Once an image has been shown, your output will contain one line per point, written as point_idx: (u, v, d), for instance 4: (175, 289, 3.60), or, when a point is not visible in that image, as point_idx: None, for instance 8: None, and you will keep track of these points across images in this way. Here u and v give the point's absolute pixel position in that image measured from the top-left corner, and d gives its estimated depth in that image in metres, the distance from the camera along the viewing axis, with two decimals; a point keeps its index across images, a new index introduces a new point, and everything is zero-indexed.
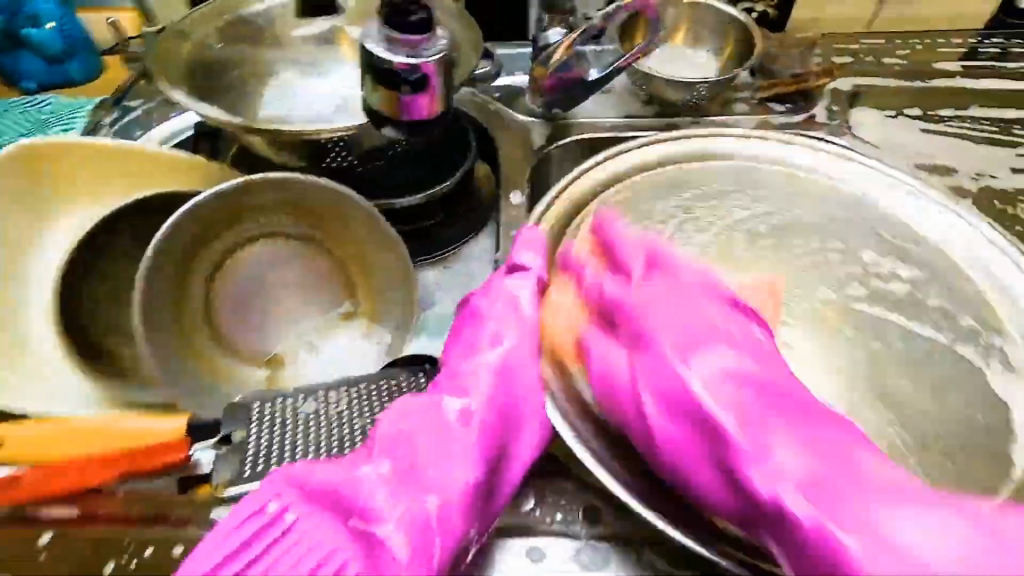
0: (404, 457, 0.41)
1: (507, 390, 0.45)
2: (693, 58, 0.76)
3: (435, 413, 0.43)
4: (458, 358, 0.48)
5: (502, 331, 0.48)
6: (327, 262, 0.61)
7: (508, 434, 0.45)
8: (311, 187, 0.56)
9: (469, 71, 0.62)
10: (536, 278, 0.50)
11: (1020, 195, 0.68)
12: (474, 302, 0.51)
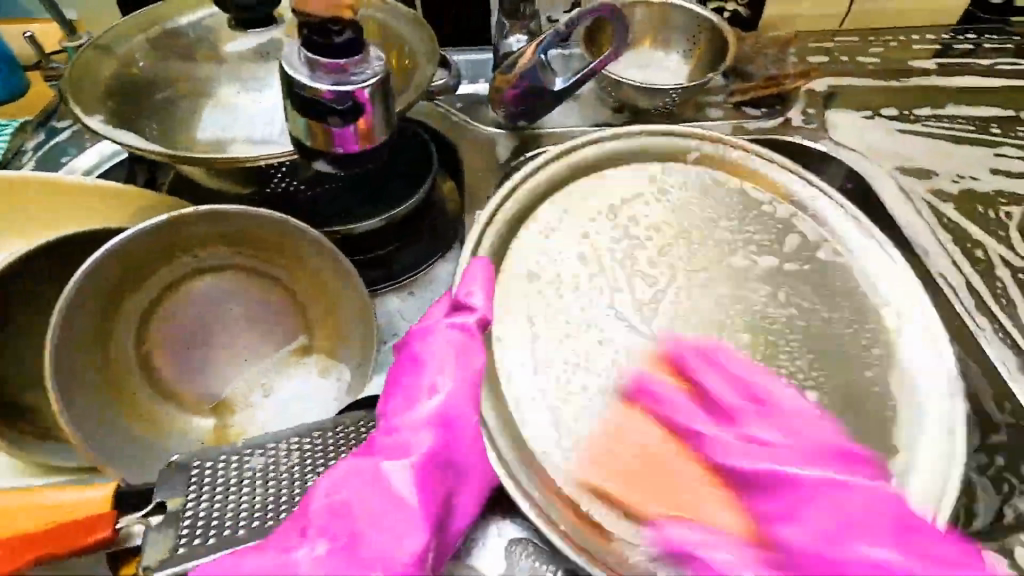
0: (343, 528, 0.39)
1: (449, 444, 0.44)
2: (663, 62, 0.73)
3: (373, 476, 0.41)
4: (400, 410, 0.46)
5: (443, 378, 0.45)
6: (279, 295, 0.56)
7: (452, 490, 0.43)
8: (255, 219, 0.51)
9: (426, 83, 0.57)
10: (480, 319, 0.47)
11: (1000, 196, 0.66)
12: (412, 345, 0.49)
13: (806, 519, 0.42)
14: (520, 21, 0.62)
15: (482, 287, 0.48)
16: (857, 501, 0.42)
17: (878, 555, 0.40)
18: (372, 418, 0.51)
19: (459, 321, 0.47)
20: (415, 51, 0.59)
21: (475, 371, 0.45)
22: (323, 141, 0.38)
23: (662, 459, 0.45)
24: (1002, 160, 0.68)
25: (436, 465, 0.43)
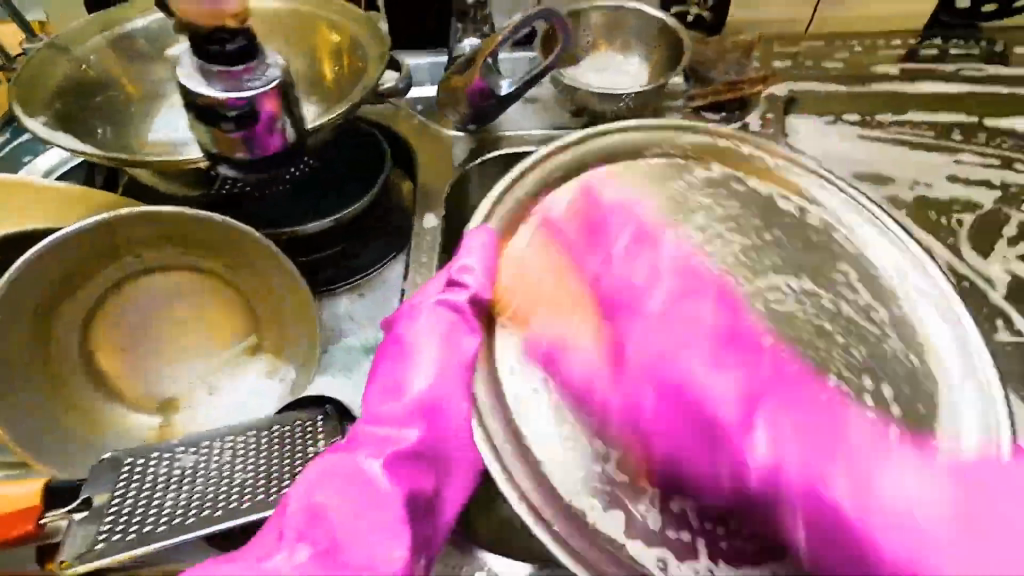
0: (320, 532, 0.37)
1: (433, 437, 0.43)
2: (624, 66, 0.73)
3: (354, 472, 0.40)
4: (381, 401, 0.45)
5: (428, 365, 0.45)
6: (226, 296, 0.57)
7: (437, 479, 0.43)
8: (196, 223, 0.52)
9: (374, 84, 0.57)
10: (474, 296, 0.48)
11: (955, 203, 0.65)
12: (398, 330, 0.47)
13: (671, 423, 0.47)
14: (473, 24, 0.63)
15: (489, 262, 0.49)
16: (828, 433, 0.46)
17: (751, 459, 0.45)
18: (309, 418, 0.51)
19: (447, 298, 0.47)
20: (364, 51, 0.60)
21: (465, 356, 0.45)
22: (230, 145, 0.41)
23: (549, 302, 0.51)
24: (961, 168, 0.68)
25: (416, 461, 0.43)
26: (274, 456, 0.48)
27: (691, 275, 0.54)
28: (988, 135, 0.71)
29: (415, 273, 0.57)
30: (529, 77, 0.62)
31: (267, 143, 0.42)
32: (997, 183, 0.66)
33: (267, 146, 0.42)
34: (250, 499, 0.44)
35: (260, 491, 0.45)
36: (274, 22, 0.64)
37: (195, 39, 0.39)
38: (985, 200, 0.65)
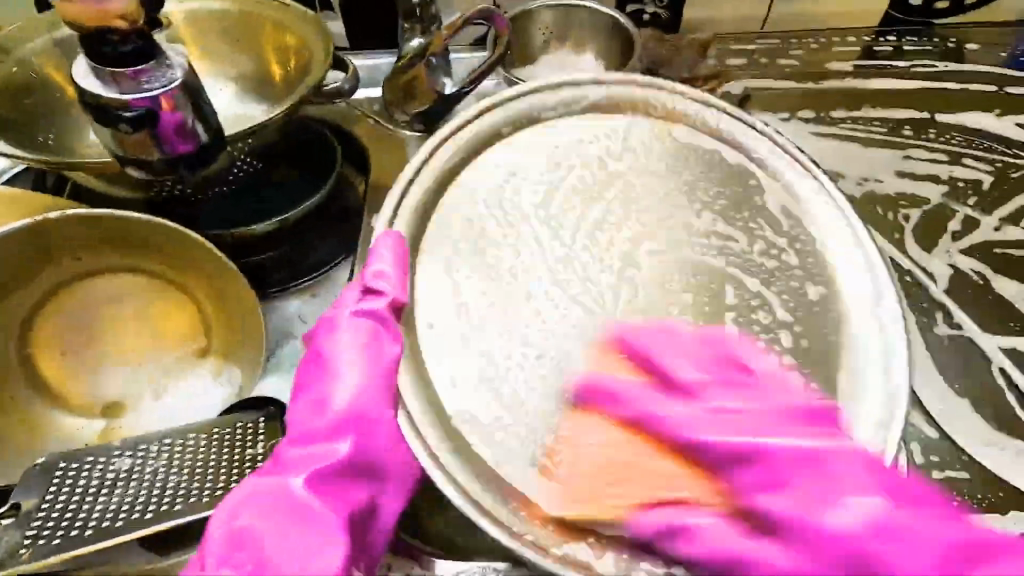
0: (245, 555, 0.38)
1: (363, 448, 0.44)
2: (577, 66, 0.74)
3: (282, 496, 0.41)
4: (306, 416, 0.45)
5: (353, 379, 0.44)
6: (171, 297, 0.57)
7: (372, 482, 0.44)
8: (131, 223, 0.51)
9: (318, 83, 0.57)
10: (390, 302, 0.45)
11: (902, 198, 0.66)
12: (319, 346, 0.47)
13: (909, 551, 0.36)
14: (420, 23, 0.63)
15: (399, 264, 0.45)
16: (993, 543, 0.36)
17: (840, 518, 0.37)
18: (250, 419, 0.51)
19: (364, 308, 0.45)
20: (309, 54, 0.60)
21: (387, 362, 0.44)
22: (139, 150, 0.43)
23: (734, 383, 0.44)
24: (909, 164, 0.68)
25: (345, 475, 0.43)
26: (211, 458, 0.47)
27: (729, 357, 0.44)
28: (937, 131, 0.71)
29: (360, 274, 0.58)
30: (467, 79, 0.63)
31: (177, 143, 0.43)
32: (944, 178, 0.67)
33: (172, 147, 0.43)
34: (181, 502, 0.43)
35: (193, 494, 0.44)
36: (216, 22, 0.64)
37: (82, 44, 0.39)
38: (931, 195, 0.66)
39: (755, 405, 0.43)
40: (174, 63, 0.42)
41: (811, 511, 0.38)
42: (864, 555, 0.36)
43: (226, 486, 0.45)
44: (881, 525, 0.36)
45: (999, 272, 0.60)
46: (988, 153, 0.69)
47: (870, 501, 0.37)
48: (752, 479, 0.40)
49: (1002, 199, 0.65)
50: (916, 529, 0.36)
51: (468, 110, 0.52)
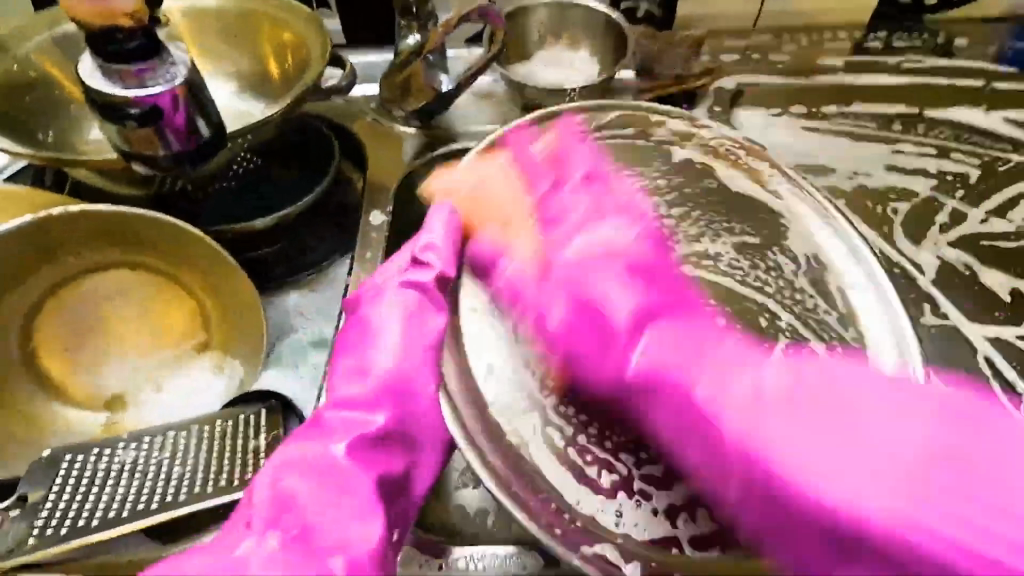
0: (290, 518, 0.36)
1: (402, 418, 0.43)
2: (572, 62, 0.75)
3: (323, 461, 0.39)
4: (347, 382, 0.44)
5: (394, 346, 0.44)
6: (173, 292, 0.58)
7: (409, 452, 0.43)
8: (133, 219, 0.52)
9: (317, 81, 0.57)
10: (438, 274, 0.47)
11: (892, 192, 0.67)
12: (360, 316, 0.47)
13: (585, 273, 0.47)
14: (416, 21, 0.63)
15: (452, 242, 0.49)
16: (870, 376, 0.40)
17: (615, 313, 0.44)
18: (251, 411, 0.52)
19: (412, 279, 0.47)
20: (306, 52, 0.61)
21: (431, 333, 0.45)
22: (143, 146, 0.43)
23: (518, 211, 0.52)
24: (899, 158, 0.69)
25: (384, 444, 0.42)
26: (214, 449, 0.48)
27: (638, 263, 0.48)
28: (927, 126, 0.73)
29: (359, 268, 0.58)
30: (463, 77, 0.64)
31: (180, 137, 0.44)
32: (932, 172, 0.68)
33: (175, 141, 0.43)
34: (185, 492, 0.44)
35: (197, 484, 0.45)
36: (213, 20, 0.64)
37: (89, 42, 0.40)
38: (920, 188, 0.67)
39: (593, 270, 0.47)
40: (175, 58, 0.43)
41: (569, 224, 0.51)
42: (597, 280, 0.47)
43: (229, 476, 0.46)
44: (620, 258, 0.48)
45: (986, 263, 0.61)
46: (976, 148, 0.71)
47: (615, 219, 0.52)
48: (621, 349, 0.43)
49: (989, 191, 0.66)
50: (662, 278, 0.48)
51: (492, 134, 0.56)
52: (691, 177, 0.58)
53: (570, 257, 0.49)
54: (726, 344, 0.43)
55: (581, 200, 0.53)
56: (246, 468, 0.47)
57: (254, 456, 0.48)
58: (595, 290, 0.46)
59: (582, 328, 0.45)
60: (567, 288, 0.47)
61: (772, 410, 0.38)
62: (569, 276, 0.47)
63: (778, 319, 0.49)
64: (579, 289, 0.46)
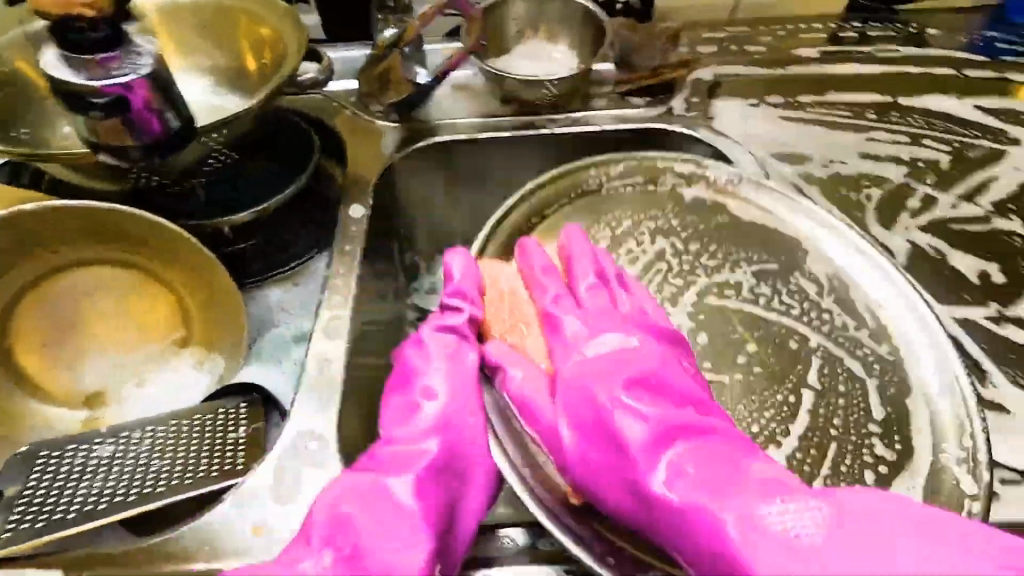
0: (346, 541, 0.39)
1: (453, 448, 0.46)
2: (551, 54, 0.76)
3: (379, 492, 0.42)
4: (400, 424, 0.48)
5: (443, 386, 0.49)
6: (152, 288, 0.58)
7: (456, 485, 0.46)
8: (110, 214, 0.52)
9: (293, 74, 0.57)
10: (468, 316, 0.52)
11: (865, 178, 0.68)
12: (405, 366, 0.52)
13: (591, 381, 0.43)
14: (393, 15, 0.65)
15: (476, 292, 0.53)
16: (920, 513, 0.35)
17: (628, 427, 0.41)
18: (232, 405, 0.52)
19: (449, 326, 0.52)
20: (282, 47, 0.61)
21: (470, 373, 0.50)
22: (111, 137, 0.44)
23: (523, 313, 0.53)
24: (872, 145, 0.71)
25: (437, 474, 0.45)
26: (194, 442, 0.48)
27: (644, 376, 0.44)
28: (899, 114, 0.74)
29: (339, 260, 0.59)
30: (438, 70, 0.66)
31: (149, 128, 0.44)
32: (905, 159, 0.69)
33: (145, 132, 0.44)
34: (165, 485, 0.45)
35: (176, 477, 0.45)
36: (185, 15, 0.64)
37: (51, 32, 0.40)
38: (892, 175, 0.68)
39: (609, 369, 0.44)
40: (145, 51, 0.43)
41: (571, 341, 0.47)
42: (614, 368, 0.44)
43: (208, 468, 0.46)
44: (629, 366, 0.44)
45: (955, 246, 0.62)
46: (948, 134, 0.72)
47: (625, 309, 0.51)
48: (641, 467, 0.39)
49: (960, 177, 0.67)
50: (673, 393, 0.44)
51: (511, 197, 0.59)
52: (703, 216, 0.61)
53: (579, 361, 0.45)
54: (740, 453, 0.40)
55: (596, 302, 0.51)
56: (225, 460, 0.47)
57: (234, 448, 0.48)
58: (597, 389, 0.43)
59: (591, 443, 0.41)
60: (574, 394, 0.43)
61: (811, 543, 0.34)
62: (572, 373, 0.45)
63: (809, 342, 0.54)
64: (585, 398, 0.43)
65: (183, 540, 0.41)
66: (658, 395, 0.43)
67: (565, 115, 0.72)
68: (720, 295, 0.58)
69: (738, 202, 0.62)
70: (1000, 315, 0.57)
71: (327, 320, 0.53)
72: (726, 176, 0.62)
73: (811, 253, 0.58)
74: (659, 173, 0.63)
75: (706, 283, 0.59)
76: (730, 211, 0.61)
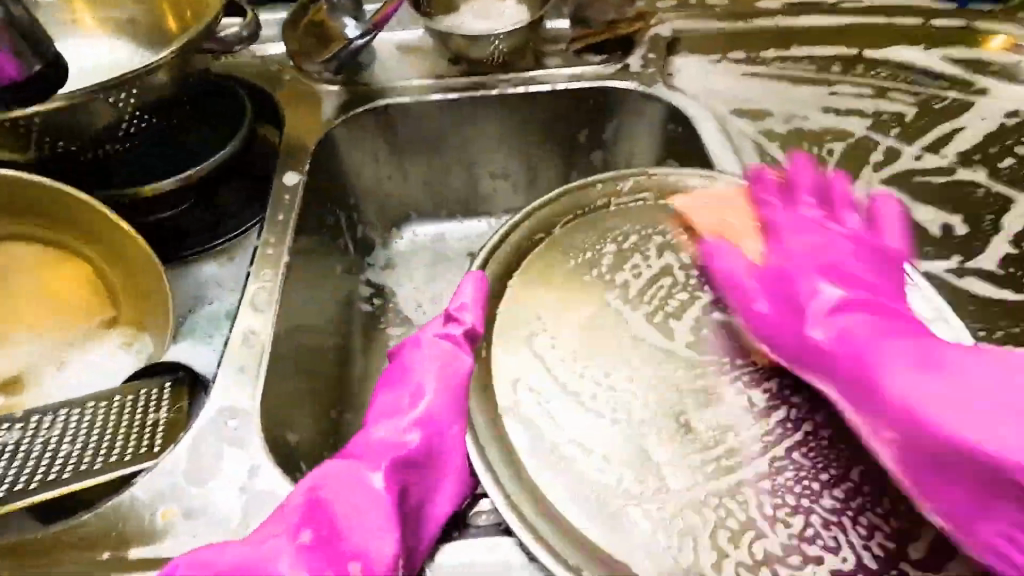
0: (322, 529, 0.37)
1: (435, 446, 0.42)
2: (501, 10, 0.71)
3: (356, 482, 0.39)
4: (383, 419, 0.44)
5: (432, 386, 0.43)
6: (72, 267, 0.55)
7: (428, 483, 0.42)
8: (24, 187, 0.50)
9: (207, 28, 0.53)
10: (469, 329, 0.45)
11: (828, 133, 0.65)
12: (401, 360, 0.47)
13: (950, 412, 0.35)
14: None
15: (478, 305, 0.46)
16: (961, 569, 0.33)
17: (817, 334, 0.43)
18: (154, 386, 0.48)
19: (447, 331, 0.45)
20: (206, 10, 0.57)
21: (460, 374, 0.44)
22: None
23: (738, 212, 0.52)
24: (836, 100, 0.68)
25: (417, 469, 0.41)
26: (110, 426, 0.45)
27: (851, 278, 0.45)
28: (865, 67, 0.71)
29: (270, 230, 0.55)
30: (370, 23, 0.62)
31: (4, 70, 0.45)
32: (869, 112, 0.67)
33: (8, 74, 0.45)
34: (72, 470, 0.42)
35: (88, 460, 0.43)
36: None
37: None
38: (856, 128, 0.65)
39: (829, 261, 0.46)
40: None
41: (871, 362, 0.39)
42: (799, 290, 0.45)
43: (123, 451, 0.43)
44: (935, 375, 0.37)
45: (918, 199, 0.60)
46: (914, 86, 0.69)
47: (838, 258, 0.46)
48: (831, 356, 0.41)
49: (925, 129, 0.65)
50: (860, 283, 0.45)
51: (504, 227, 0.51)
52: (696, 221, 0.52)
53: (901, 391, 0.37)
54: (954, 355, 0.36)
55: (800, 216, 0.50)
56: (141, 444, 0.44)
57: (153, 430, 0.45)
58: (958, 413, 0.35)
59: (957, 481, 0.35)
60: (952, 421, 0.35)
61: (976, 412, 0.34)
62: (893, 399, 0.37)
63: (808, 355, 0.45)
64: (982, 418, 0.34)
65: (82, 527, 0.38)
66: (877, 308, 0.42)
67: (516, 73, 0.69)
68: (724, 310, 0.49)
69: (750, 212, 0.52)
70: (962, 268, 0.55)
71: (255, 293, 0.50)
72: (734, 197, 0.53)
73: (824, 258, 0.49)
74: (669, 185, 0.55)
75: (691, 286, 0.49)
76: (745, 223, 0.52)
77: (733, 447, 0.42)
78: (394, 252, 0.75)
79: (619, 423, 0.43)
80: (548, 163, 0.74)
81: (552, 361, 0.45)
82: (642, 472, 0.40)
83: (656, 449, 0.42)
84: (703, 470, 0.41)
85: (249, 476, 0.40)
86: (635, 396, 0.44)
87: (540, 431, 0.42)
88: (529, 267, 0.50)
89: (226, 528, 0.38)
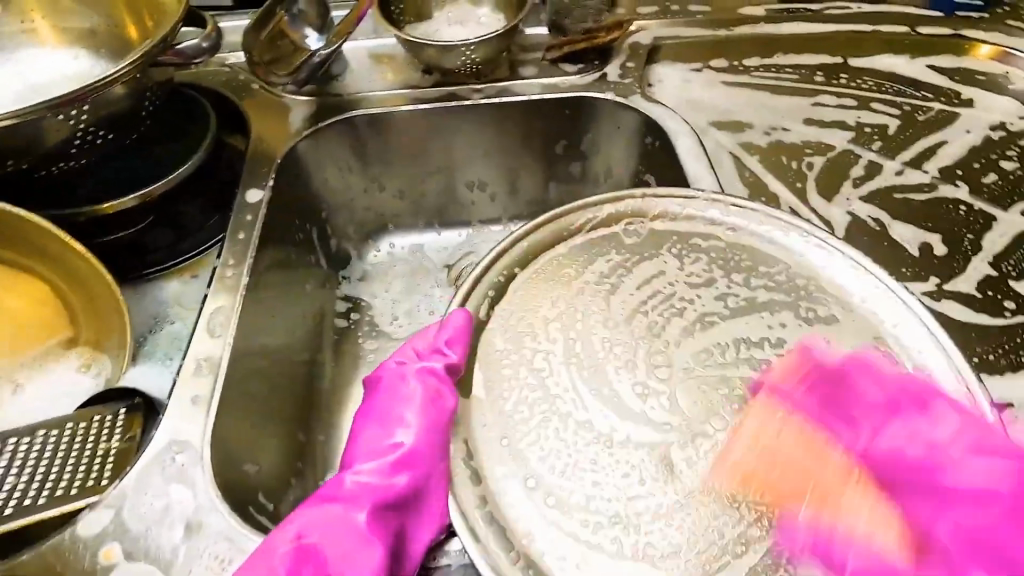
0: (310, 572, 0.37)
1: (421, 483, 0.42)
2: (474, 18, 0.70)
3: (339, 524, 0.39)
4: (370, 452, 0.43)
5: (414, 425, 0.43)
6: (27, 288, 0.53)
7: (412, 518, 0.41)
8: None
9: (167, 41, 0.51)
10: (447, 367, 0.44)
11: (808, 147, 0.64)
12: (384, 395, 0.46)
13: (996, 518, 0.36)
14: None
15: (460, 339, 0.44)
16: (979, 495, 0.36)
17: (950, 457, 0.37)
18: (108, 412, 0.46)
19: (429, 366, 0.44)
20: (164, 18, 0.56)
21: (443, 417, 0.42)
22: None
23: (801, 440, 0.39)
24: (819, 111, 0.66)
25: (401, 507, 0.41)
26: (58, 456, 0.44)
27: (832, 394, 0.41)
28: (849, 76, 0.69)
29: (230, 251, 0.54)
30: (320, 52, 0.62)
31: None
32: (851, 124, 0.65)
33: None
34: (15, 506, 0.41)
35: (32, 494, 0.42)
36: None
37: None
38: (837, 141, 0.64)
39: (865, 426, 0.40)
40: None
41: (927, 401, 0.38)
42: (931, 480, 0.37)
43: (69, 485, 0.42)
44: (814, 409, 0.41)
45: (896, 216, 0.58)
46: (897, 97, 0.67)
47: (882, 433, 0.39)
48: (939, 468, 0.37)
49: (907, 142, 0.63)
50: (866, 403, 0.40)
51: (498, 246, 0.48)
52: (674, 240, 0.50)
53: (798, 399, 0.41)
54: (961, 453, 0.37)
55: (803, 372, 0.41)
56: (88, 476, 0.42)
57: (102, 462, 0.43)
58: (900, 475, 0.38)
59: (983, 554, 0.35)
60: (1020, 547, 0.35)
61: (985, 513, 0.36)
62: (940, 480, 0.37)
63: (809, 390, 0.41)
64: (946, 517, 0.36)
65: (21, 567, 0.37)
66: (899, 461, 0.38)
67: (490, 84, 0.67)
68: (698, 332, 0.45)
69: (757, 236, 0.49)
70: (940, 290, 0.54)
71: (211, 319, 0.49)
72: (729, 222, 0.50)
73: (826, 287, 0.46)
74: (660, 208, 0.51)
75: (664, 304, 0.46)
76: (734, 246, 0.49)
77: (713, 483, 0.38)
78: (369, 263, 0.73)
79: (607, 452, 0.39)
80: (525, 175, 0.72)
81: (538, 386, 0.42)
82: (626, 507, 0.37)
83: (640, 481, 0.38)
84: (682, 507, 0.37)
85: (194, 514, 0.40)
86: (626, 425, 0.41)
87: (524, 457, 0.39)
88: (511, 289, 0.47)
89: (168, 570, 0.37)
